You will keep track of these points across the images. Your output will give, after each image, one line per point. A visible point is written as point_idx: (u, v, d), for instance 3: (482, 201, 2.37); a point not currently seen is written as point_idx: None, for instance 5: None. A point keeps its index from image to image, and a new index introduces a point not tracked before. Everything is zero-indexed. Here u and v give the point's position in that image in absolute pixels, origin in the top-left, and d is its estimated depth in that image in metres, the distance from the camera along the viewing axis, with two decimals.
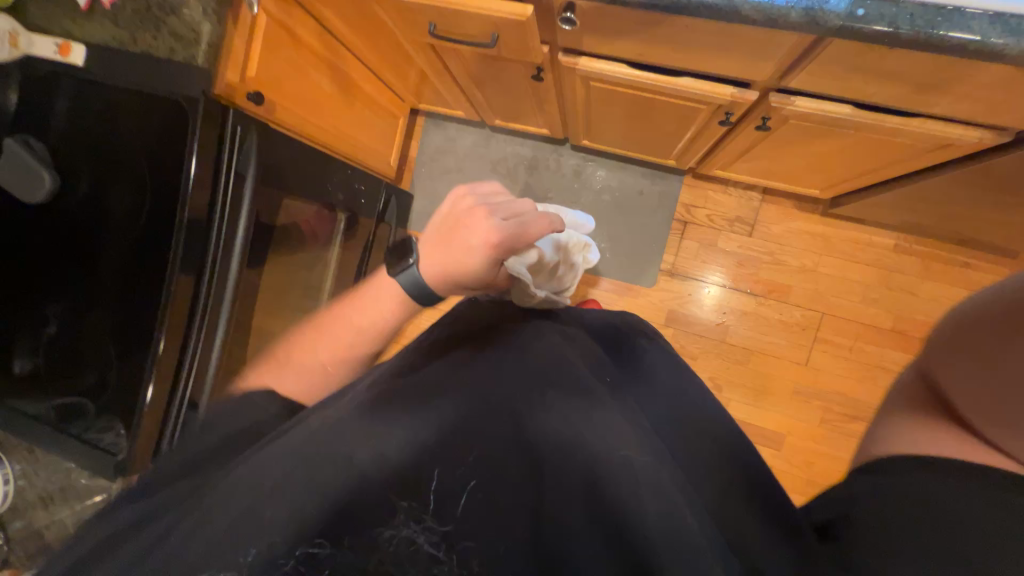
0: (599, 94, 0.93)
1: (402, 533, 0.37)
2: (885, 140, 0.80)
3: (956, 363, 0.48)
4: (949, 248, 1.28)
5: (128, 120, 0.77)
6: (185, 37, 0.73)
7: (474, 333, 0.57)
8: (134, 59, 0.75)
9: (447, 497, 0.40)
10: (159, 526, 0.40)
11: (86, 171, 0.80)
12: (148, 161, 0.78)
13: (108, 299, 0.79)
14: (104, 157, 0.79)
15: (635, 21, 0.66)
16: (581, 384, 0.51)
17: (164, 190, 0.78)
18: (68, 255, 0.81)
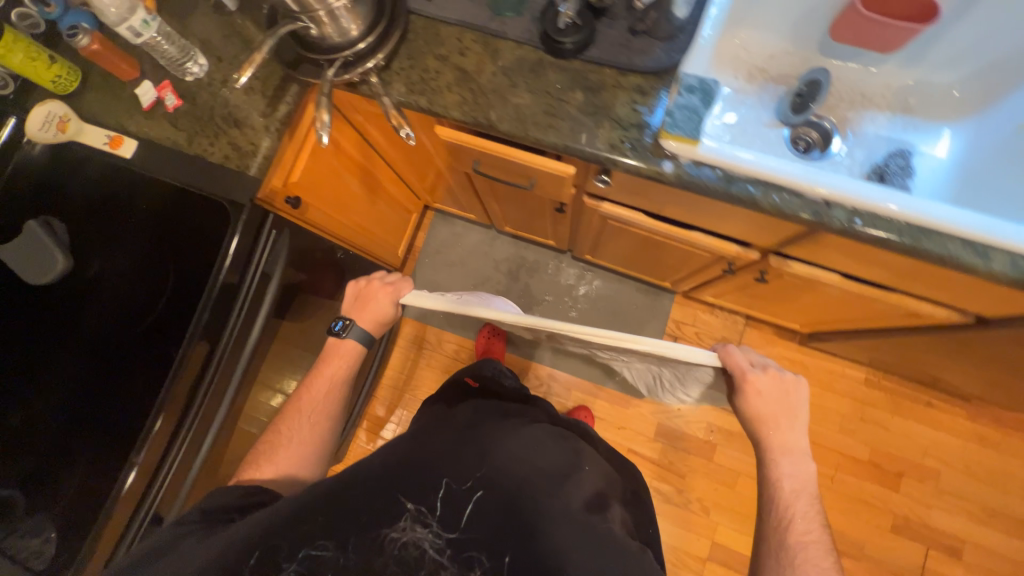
0: (613, 230, 1.01)
1: (410, 537, 0.63)
2: (865, 303, 0.90)
3: None
4: (915, 388, 1.39)
5: (156, 208, 0.76)
6: (242, 148, 0.77)
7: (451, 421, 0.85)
8: (184, 158, 0.77)
9: (447, 511, 0.66)
10: (183, 546, 0.61)
11: (96, 248, 0.76)
12: (167, 245, 0.75)
13: (78, 386, 0.72)
14: (121, 235, 0.76)
15: (663, 192, 0.74)
16: (522, 444, 0.79)
17: (178, 281, 0.74)
18: (48, 333, 0.74)
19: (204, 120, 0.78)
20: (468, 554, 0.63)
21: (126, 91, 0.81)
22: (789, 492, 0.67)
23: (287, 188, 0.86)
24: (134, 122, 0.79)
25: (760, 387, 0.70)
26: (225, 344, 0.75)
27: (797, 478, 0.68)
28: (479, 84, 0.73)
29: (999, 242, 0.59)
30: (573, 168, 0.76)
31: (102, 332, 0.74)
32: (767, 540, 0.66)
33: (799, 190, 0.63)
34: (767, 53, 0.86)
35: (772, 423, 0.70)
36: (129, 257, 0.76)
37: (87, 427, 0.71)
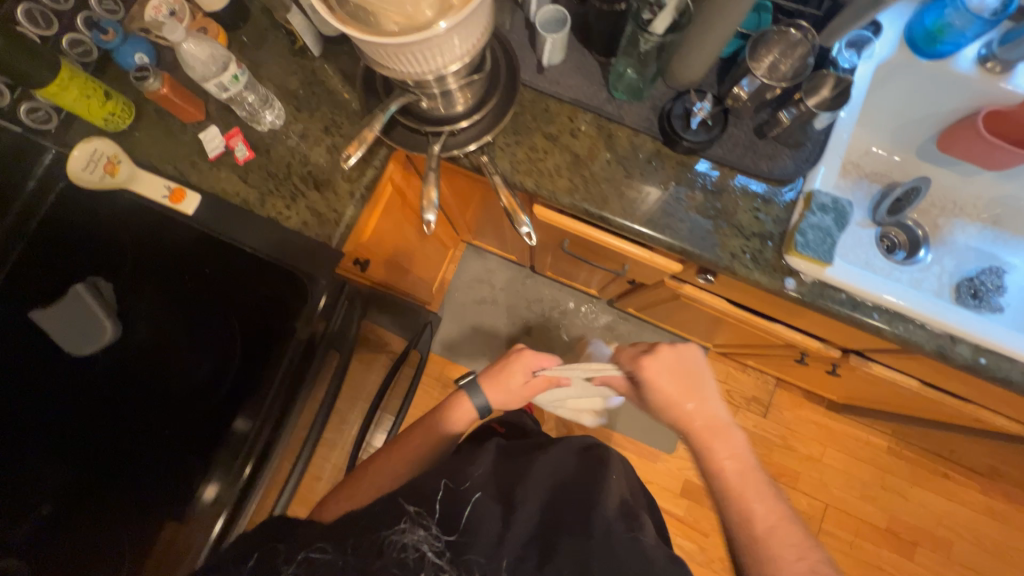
0: (682, 305, 0.99)
1: (409, 541, 0.48)
2: (932, 404, 0.91)
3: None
4: (934, 458, 1.42)
5: (235, 275, 0.70)
6: (322, 214, 0.70)
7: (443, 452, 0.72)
8: (255, 219, 0.69)
9: (450, 511, 0.52)
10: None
11: (167, 314, 0.71)
12: (249, 319, 0.69)
13: (135, 466, 0.65)
14: (198, 301, 0.70)
15: (768, 297, 0.72)
16: (529, 459, 0.64)
17: (256, 359, 0.67)
18: (113, 402, 0.68)
19: (280, 178, 0.71)
20: (469, 559, 0.48)
21: (186, 134, 0.72)
22: (727, 484, 0.63)
23: (357, 249, 0.79)
24: (198, 172, 0.71)
25: (658, 370, 0.68)
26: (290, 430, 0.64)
27: (752, 486, 0.63)
28: (592, 171, 0.68)
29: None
30: (679, 263, 0.73)
31: (168, 404, 0.67)
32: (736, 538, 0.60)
33: (922, 319, 0.62)
34: (863, 150, 0.85)
35: (688, 406, 0.67)
36: (204, 324, 0.70)
37: (133, 512, 0.63)
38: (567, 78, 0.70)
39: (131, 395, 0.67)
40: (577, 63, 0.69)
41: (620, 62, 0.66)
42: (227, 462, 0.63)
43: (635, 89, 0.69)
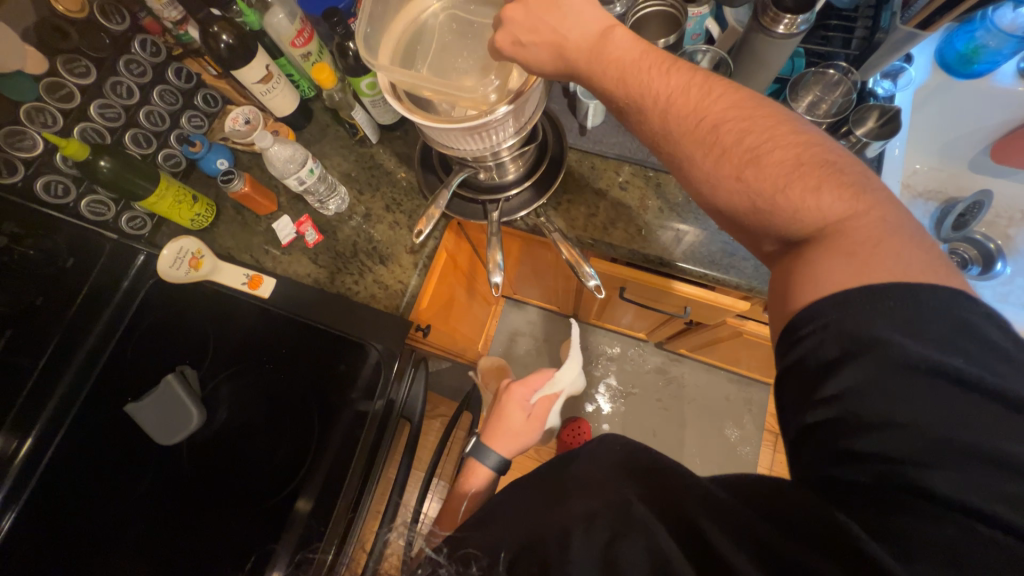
0: (745, 342, 0.95)
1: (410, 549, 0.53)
2: None
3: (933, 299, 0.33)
4: None
5: (303, 352, 0.72)
6: (388, 286, 0.73)
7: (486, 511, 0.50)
8: (325, 296, 0.73)
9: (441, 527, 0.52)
10: None
11: (238, 394, 0.73)
12: (315, 392, 0.71)
13: (206, 550, 0.64)
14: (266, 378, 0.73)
15: None
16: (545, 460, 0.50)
17: (325, 435, 0.68)
18: (185, 485, 0.69)
19: (346, 256, 0.75)
20: (468, 551, 0.44)
21: (261, 226, 0.78)
22: (678, 109, 0.43)
23: (419, 315, 0.82)
24: (272, 258, 0.76)
25: (618, 45, 0.46)
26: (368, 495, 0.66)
27: (836, 288, 0.35)
28: (646, 220, 0.70)
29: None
30: (747, 300, 0.73)
31: (237, 487, 0.68)
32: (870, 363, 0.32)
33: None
34: (911, 171, 0.84)
35: (651, 85, 0.45)
36: (273, 401, 0.72)
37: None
38: (610, 136, 0.74)
39: (201, 481, 0.69)
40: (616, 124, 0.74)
41: None
42: (297, 536, 0.63)
43: None
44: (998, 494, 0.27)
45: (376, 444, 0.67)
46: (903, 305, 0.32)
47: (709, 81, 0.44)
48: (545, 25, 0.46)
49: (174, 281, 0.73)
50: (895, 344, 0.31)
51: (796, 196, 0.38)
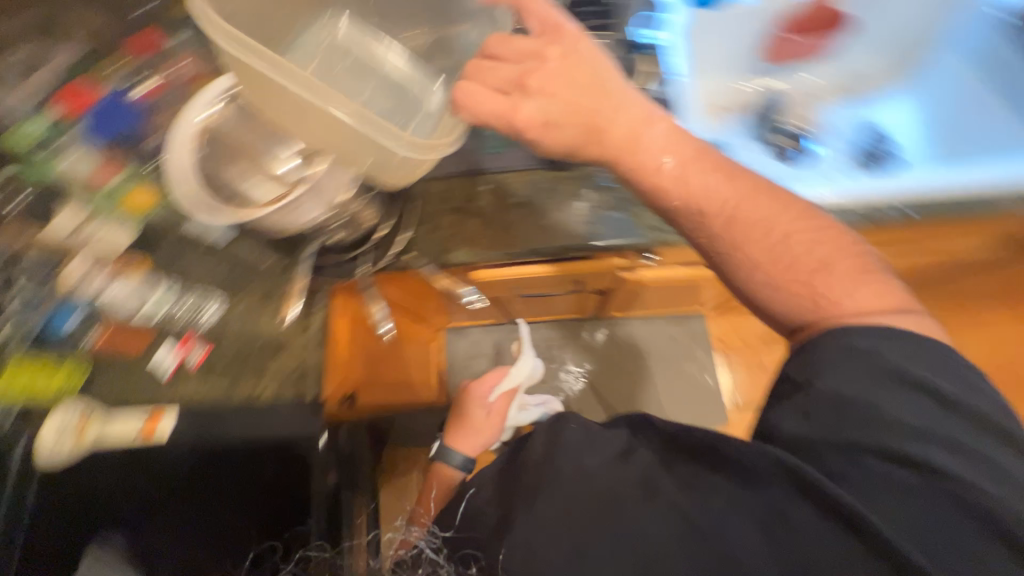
0: (650, 288, 1.02)
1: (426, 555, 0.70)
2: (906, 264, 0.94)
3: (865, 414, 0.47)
4: None
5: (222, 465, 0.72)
6: (291, 375, 0.72)
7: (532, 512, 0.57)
8: (231, 410, 0.70)
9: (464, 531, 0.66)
10: None
11: (170, 536, 0.70)
12: (260, 492, 0.75)
13: None
14: (192, 504, 0.72)
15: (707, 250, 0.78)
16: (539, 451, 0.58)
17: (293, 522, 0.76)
18: None
19: (239, 362, 0.73)
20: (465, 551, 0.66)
21: (141, 368, 0.73)
22: (720, 202, 0.58)
23: (339, 388, 0.82)
24: (163, 393, 0.72)
25: (650, 135, 0.61)
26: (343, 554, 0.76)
27: (866, 309, 0.53)
28: (508, 221, 0.74)
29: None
30: (620, 257, 0.79)
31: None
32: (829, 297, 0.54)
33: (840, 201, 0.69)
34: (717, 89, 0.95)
35: (653, 159, 0.60)
36: (212, 521, 0.73)
37: None
38: (448, 156, 0.78)
39: None
40: (449, 146, 0.78)
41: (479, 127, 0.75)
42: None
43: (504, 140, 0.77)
44: (952, 450, 0.45)
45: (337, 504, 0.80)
46: (926, 347, 0.50)
47: (739, 176, 0.59)
48: (585, 107, 0.60)
49: (60, 466, 0.65)
50: (879, 356, 0.49)
51: (847, 272, 0.54)
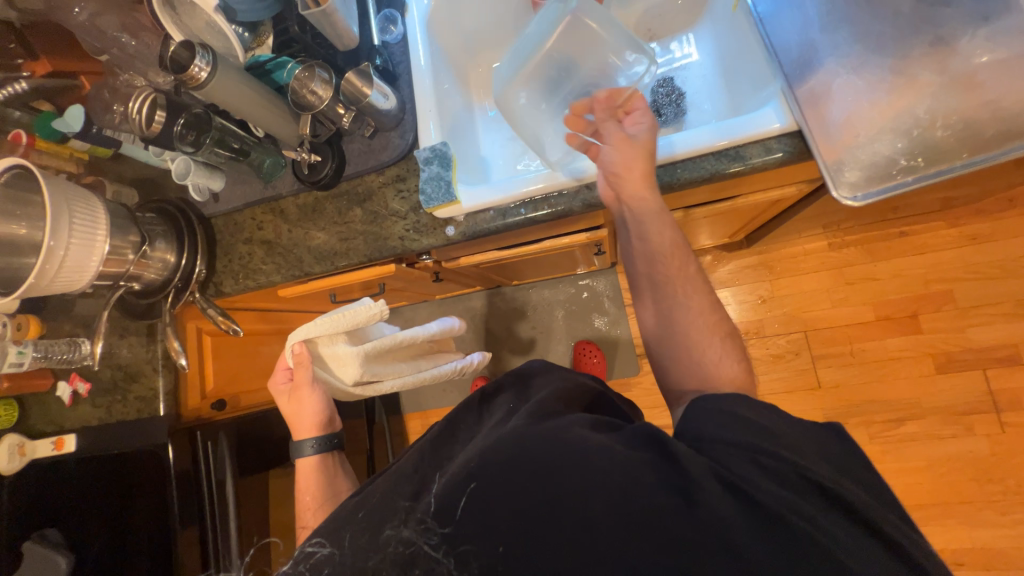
0: (492, 268, 1.04)
1: (403, 535, 0.46)
2: (736, 213, 0.89)
3: (705, 352, 0.57)
4: (881, 226, 1.32)
5: (97, 473, 0.86)
6: (147, 395, 0.89)
7: (509, 453, 0.46)
8: (111, 427, 0.89)
9: (446, 502, 0.46)
10: None
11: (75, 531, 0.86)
12: (122, 495, 0.86)
13: None
14: (79, 507, 0.86)
15: (478, 241, 0.79)
16: (536, 410, 0.53)
17: (151, 513, 0.85)
18: None
19: (111, 389, 0.90)
20: (464, 547, 0.44)
21: (51, 397, 0.94)
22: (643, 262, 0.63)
23: (206, 398, 0.97)
24: (67, 419, 0.92)
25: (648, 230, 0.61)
26: (214, 535, 0.91)
27: (711, 327, 0.58)
28: (283, 246, 0.81)
29: (743, 139, 0.60)
30: (397, 260, 0.81)
31: None
32: (659, 269, 0.61)
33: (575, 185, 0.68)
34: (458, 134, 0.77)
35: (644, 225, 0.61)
36: (87, 519, 0.86)
37: None
38: (234, 191, 0.84)
39: None
40: (234, 178, 0.84)
41: (249, 156, 0.79)
42: None
43: (276, 163, 0.81)
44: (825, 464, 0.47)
45: (208, 497, 0.91)
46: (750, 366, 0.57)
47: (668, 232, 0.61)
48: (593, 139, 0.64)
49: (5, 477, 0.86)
50: (711, 353, 0.57)
51: (714, 327, 0.58)
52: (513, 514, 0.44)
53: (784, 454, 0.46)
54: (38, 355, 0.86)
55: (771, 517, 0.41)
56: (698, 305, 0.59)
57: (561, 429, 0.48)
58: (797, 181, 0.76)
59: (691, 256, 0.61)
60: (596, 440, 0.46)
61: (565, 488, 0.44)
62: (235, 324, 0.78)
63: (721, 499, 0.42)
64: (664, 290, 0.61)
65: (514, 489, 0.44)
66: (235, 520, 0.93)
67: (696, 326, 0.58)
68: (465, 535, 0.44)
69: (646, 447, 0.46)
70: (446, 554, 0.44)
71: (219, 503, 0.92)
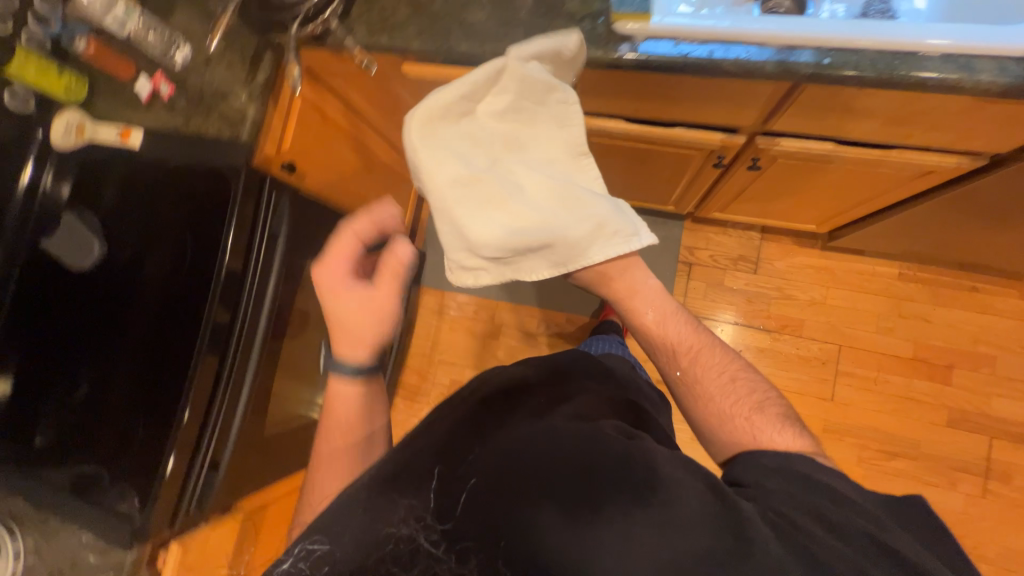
0: (600, 149, 1.02)
1: (406, 532, 0.50)
2: (871, 173, 0.87)
3: (739, 424, 0.60)
4: (956, 273, 1.32)
5: (162, 176, 0.84)
6: (234, 119, 0.85)
7: (528, 466, 0.52)
8: (183, 137, 0.84)
9: (448, 503, 0.51)
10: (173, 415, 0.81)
11: (122, 228, 0.85)
12: (186, 214, 0.85)
13: (122, 344, 0.82)
14: (134, 207, 0.85)
15: (634, 83, 0.75)
16: (566, 423, 0.58)
17: (202, 250, 0.84)
18: (90, 302, 0.83)
19: (195, 101, 0.86)
20: (463, 545, 0.49)
21: (128, 92, 0.89)
22: (666, 352, 0.66)
23: (280, 155, 0.93)
24: (139, 116, 0.87)
25: (662, 326, 0.66)
26: (246, 307, 0.87)
27: (733, 398, 0.62)
28: (435, 12, 0.76)
29: (983, 51, 0.57)
30: None
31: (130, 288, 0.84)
32: (675, 355, 0.65)
33: (785, 44, 0.62)
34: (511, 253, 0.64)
35: (645, 316, 0.67)
36: (143, 223, 0.85)
37: (146, 382, 0.82)
38: None
39: (96, 300, 0.84)
40: None
41: None
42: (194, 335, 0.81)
43: None
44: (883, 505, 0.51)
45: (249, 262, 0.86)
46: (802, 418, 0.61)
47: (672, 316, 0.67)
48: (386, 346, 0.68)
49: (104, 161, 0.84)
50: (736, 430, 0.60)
51: (739, 391, 0.63)
52: (523, 520, 0.49)
53: (851, 516, 0.47)
54: (140, 28, 0.83)
55: (814, 561, 0.44)
56: (722, 386, 0.63)
57: (590, 442, 0.54)
58: (969, 148, 0.73)
59: (710, 337, 0.66)
60: (641, 454, 0.53)
61: (597, 504, 0.49)
62: (368, 55, 0.77)
63: (770, 540, 0.45)
64: (688, 377, 0.64)
65: (523, 498, 0.50)
66: (272, 297, 0.89)
67: (722, 402, 0.62)
68: (467, 533, 0.50)
69: (696, 477, 0.51)
70: (446, 551, 0.49)
71: (261, 276, 0.88)
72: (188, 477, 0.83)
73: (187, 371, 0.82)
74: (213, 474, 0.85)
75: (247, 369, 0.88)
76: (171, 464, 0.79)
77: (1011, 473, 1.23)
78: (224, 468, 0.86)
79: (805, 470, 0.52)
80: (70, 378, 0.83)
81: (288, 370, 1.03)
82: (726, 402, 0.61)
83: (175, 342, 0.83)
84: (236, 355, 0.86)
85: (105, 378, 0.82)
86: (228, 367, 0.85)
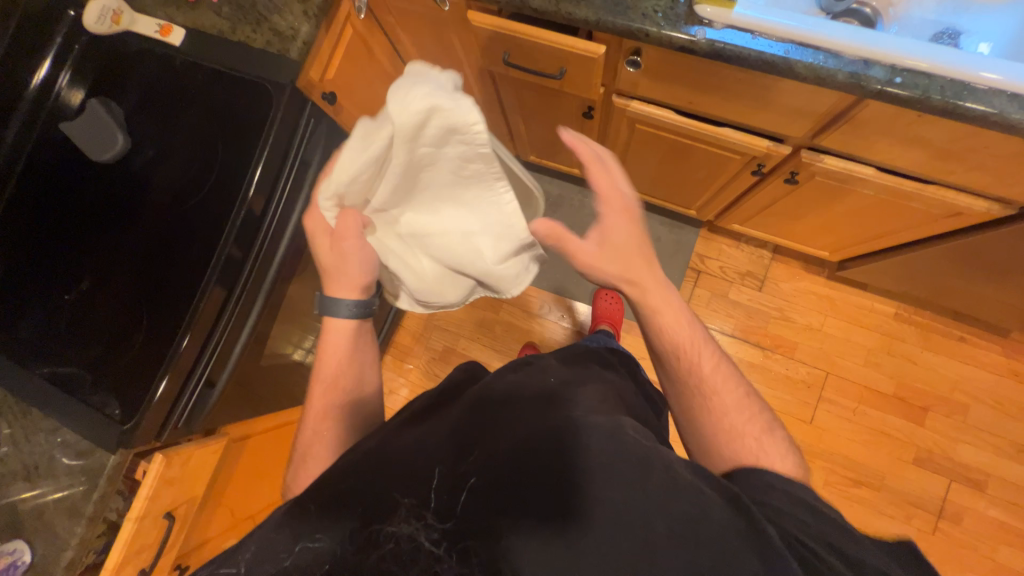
0: (641, 137, 1.02)
1: (404, 531, 0.45)
2: (901, 205, 0.89)
3: (733, 437, 0.61)
4: (947, 321, 1.37)
5: (201, 82, 0.82)
6: (283, 34, 0.81)
7: (535, 456, 0.48)
8: (228, 44, 0.81)
9: (449, 493, 0.47)
10: (174, 326, 0.78)
11: (148, 130, 0.82)
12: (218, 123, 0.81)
13: (135, 246, 0.81)
14: (164, 109, 0.82)
15: (699, 72, 0.75)
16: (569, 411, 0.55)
17: (229, 162, 0.80)
18: (112, 199, 0.82)
19: (245, 9, 0.83)
20: (466, 544, 0.44)
21: None
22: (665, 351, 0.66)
23: (323, 83, 0.90)
24: (184, 14, 0.84)
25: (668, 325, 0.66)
26: (268, 228, 0.83)
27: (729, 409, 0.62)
28: None
29: None
30: (605, 49, 0.79)
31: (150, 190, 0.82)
32: (675, 356, 0.65)
33: (861, 56, 0.63)
34: (428, 291, 0.81)
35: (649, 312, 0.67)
36: (172, 127, 0.82)
37: (150, 288, 0.80)
38: None
39: (116, 198, 0.82)
40: None
41: None
42: (208, 249, 0.78)
43: None
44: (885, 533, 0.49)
45: (276, 181, 0.82)
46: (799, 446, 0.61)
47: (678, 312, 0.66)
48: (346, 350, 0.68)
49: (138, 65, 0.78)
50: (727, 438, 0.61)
51: (733, 404, 0.63)
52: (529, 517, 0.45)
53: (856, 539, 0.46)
54: None
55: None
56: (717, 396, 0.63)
57: (601, 434, 0.50)
58: (1004, 194, 0.75)
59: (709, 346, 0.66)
60: (658, 454, 0.49)
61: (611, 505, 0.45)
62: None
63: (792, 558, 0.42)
64: (687, 382, 0.64)
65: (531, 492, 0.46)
66: (296, 222, 0.86)
67: (717, 414, 0.62)
68: (469, 529, 0.45)
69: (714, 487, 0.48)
70: (446, 551, 0.44)
71: (288, 199, 0.84)
72: (184, 389, 0.81)
73: (194, 283, 0.78)
74: (208, 392, 0.84)
75: (259, 291, 0.85)
76: (163, 384, 0.77)
77: (964, 515, 1.29)
78: (219, 388, 0.85)
79: (805, 496, 0.51)
80: (76, 272, 0.82)
81: (294, 304, 1.00)
82: (720, 417, 0.62)
83: (189, 250, 0.79)
84: (251, 274, 0.82)
85: (112, 278, 0.80)
86: (241, 285, 0.82)
